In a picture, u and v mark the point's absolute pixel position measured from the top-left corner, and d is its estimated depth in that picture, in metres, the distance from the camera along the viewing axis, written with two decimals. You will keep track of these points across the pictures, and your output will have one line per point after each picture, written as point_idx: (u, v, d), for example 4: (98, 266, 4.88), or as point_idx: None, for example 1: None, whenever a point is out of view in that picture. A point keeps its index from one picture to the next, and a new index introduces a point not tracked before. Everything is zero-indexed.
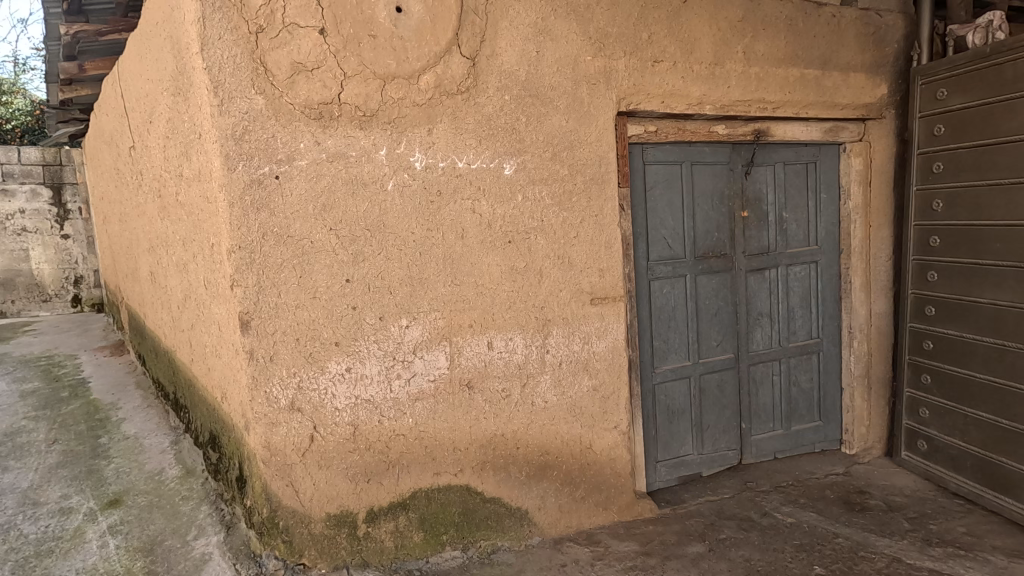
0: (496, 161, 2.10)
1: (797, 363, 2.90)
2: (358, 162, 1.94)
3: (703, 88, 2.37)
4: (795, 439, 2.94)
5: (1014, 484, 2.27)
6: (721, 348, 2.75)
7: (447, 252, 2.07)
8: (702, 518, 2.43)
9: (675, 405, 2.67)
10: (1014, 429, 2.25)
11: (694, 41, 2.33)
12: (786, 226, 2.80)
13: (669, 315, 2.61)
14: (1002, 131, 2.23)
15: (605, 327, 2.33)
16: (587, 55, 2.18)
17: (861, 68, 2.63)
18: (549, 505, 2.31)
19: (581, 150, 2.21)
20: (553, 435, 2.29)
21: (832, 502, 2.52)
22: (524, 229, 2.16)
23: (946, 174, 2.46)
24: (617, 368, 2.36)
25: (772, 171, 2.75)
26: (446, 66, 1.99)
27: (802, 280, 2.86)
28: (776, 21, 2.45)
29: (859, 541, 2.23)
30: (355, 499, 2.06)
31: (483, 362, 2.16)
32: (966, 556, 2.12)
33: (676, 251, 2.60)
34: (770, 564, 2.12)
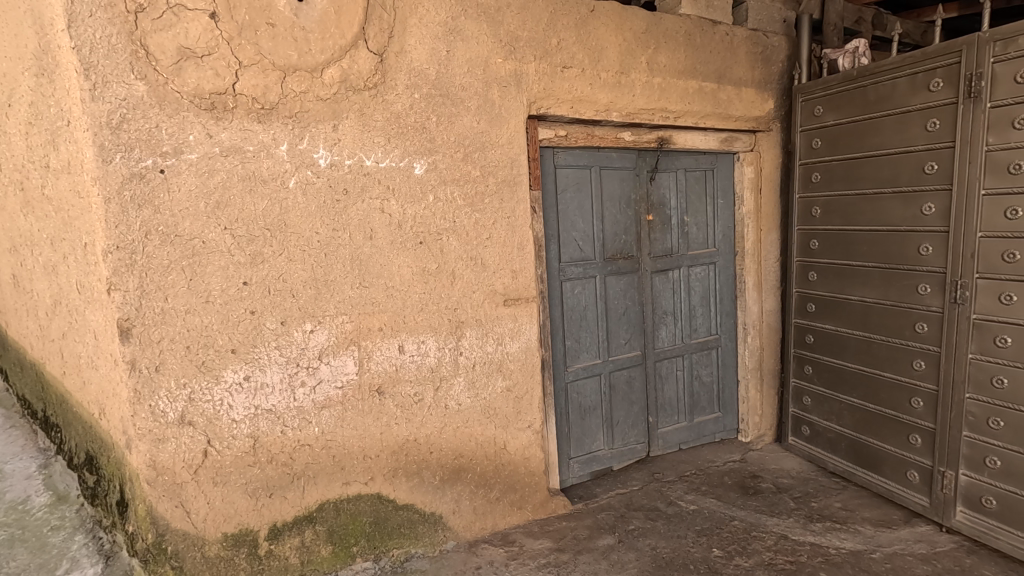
0: (406, 160, 2.05)
1: (698, 358, 3.08)
2: (256, 157, 1.83)
3: (610, 95, 2.45)
4: (697, 430, 3.12)
5: (880, 461, 2.54)
6: (629, 346, 2.86)
7: (354, 254, 2.00)
8: (613, 511, 2.51)
9: (587, 402, 2.74)
10: (880, 412, 2.52)
11: (602, 50, 2.41)
12: (687, 229, 2.97)
13: (580, 315, 2.69)
14: (867, 145, 2.48)
15: (519, 328, 2.35)
16: (497, 57, 2.18)
17: (752, 84, 2.83)
18: (464, 508, 2.29)
19: (493, 152, 2.22)
20: (467, 438, 2.27)
21: (729, 487, 2.70)
22: (436, 230, 2.13)
23: (823, 183, 2.71)
24: (530, 368, 2.39)
25: (674, 177, 2.91)
26: (352, 61, 1.92)
27: (702, 281, 3.05)
28: (676, 35, 2.59)
29: (752, 523, 2.40)
30: (256, 515, 1.94)
31: (394, 366, 2.11)
32: (841, 528, 2.34)
33: (586, 253, 2.67)
34: (674, 550, 2.23)
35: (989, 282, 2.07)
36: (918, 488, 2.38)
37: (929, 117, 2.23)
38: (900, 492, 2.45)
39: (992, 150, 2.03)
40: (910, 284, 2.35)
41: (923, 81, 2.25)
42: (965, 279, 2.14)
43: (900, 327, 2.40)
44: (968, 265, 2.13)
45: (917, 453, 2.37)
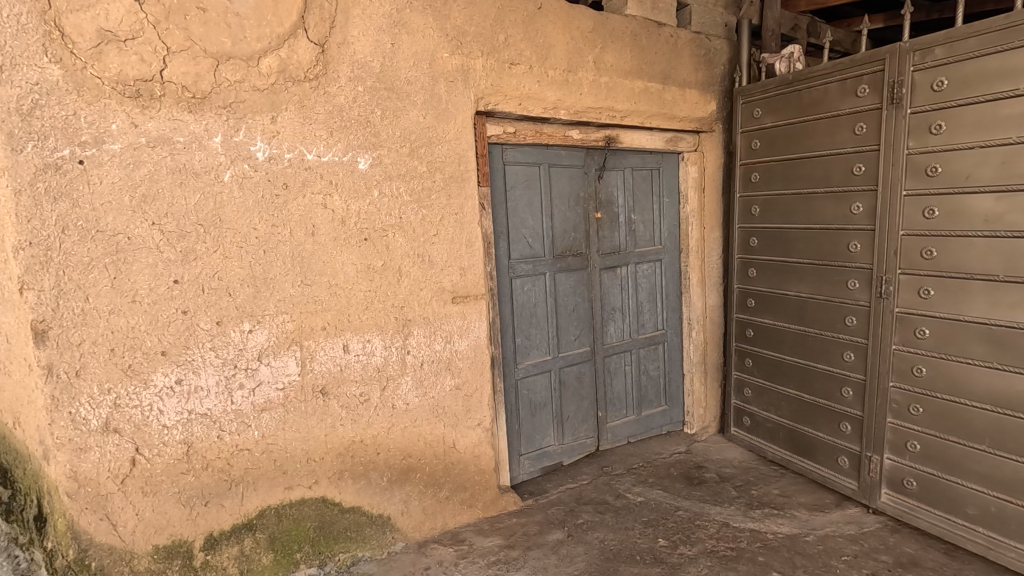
0: (350, 155, 2.00)
1: (646, 353, 3.15)
2: (187, 149, 1.73)
3: (558, 93, 2.46)
4: (645, 423, 3.20)
5: (814, 449, 2.67)
6: (579, 342, 2.89)
7: (295, 251, 1.93)
8: (563, 506, 2.54)
9: (537, 398, 2.76)
10: (814, 402, 2.64)
11: (549, 48, 2.42)
12: (634, 226, 3.03)
13: (530, 312, 2.70)
14: (802, 147, 2.59)
15: (467, 326, 2.33)
16: (444, 51, 2.15)
17: (695, 85, 2.91)
18: (413, 508, 2.26)
19: (440, 147, 2.19)
20: (415, 437, 2.24)
21: (675, 478, 2.78)
22: (381, 226, 2.09)
23: (762, 183, 2.82)
24: (479, 366, 2.37)
25: (622, 175, 2.96)
26: (291, 50, 1.85)
27: (649, 277, 3.11)
28: (622, 35, 2.62)
29: (696, 512, 2.47)
30: (190, 525, 1.85)
31: (339, 366, 2.05)
32: (779, 514, 2.44)
33: (536, 251, 2.68)
34: (621, 542, 2.27)
35: (910, 278, 2.21)
36: (847, 473, 2.51)
37: (857, 121, 2.34)
38: (832, 477, 2.58)
39: (912, 153, 2.16)
40: (841, 279, 2.47)
41: (851, 87, 2.36)
42: (889, 275, 2.27)
43: (832, 320, 2.52)
44: (891, 261, 2.26)
45: (847, 440, 2.50)
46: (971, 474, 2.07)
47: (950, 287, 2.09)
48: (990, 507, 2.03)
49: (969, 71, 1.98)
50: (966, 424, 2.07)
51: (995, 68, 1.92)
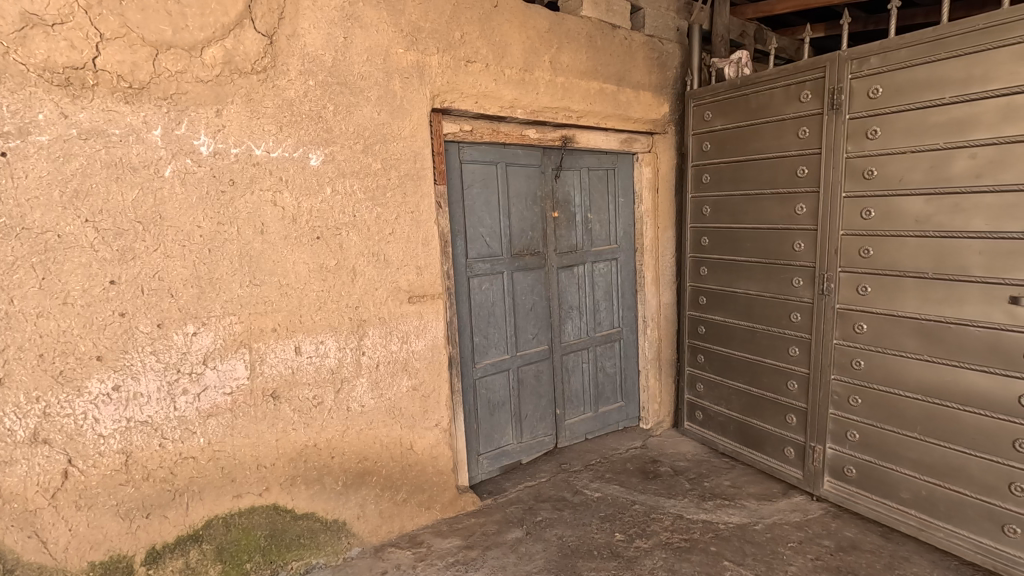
0: (301, 151, 1.94)
1: (602, 350, 3.19)
2: (123, 142, 1.64)
3: (515, 92, 2.46)
4: (602, 420, 3.24)
5: (762, 440, 2.77)
6: (536, 340, 2.90)
7: (243, 250, 1.86)
8: (521, 504, 2.55)
9: (495, 397, 2.75)
10: (762, 395, 2.74)
11: (506, 46, 2.41)
12: (591, 226, 3.07)
13: (488, 312, 2.69)
14: (749, 150, 2.69)
15: (424, 325, 2.30)
16: (398, 47, 2.12)
17: (649, 87, 2.97)
18: (369, 512, 2.22)
19: (394, 144, 2.15)
20: (371, 440, 2.20)
21: (631, 473, 2.83)
22: (334, 224, 2.04)
23: (713, 184, 2.91)
24: (436, 366, 2.35)
25: (578, 175, 2.99)
26: (237, 41, 1.78)
27: (605, 276, 3.16)
28: (578, 36, 2.65)
29: (652, 505, 2.52)
30: (129, 539, 1.76)
31: (290, 368, 1.99)
32: (729, 504, 2.52)
33: (493, 250, 2.68)
34: (579, 538, 2.30)
35: (849, 275, 2.32)
36: (793, 462, 2.62)
37: (800, 125, 2.44)
38: (778, 467, 2.69)
39: (851, 157, 2.27)
40: (787, 277, 2.57)
41: (795, 92, 2.46)
42: (830, 273, 2.38)
43: (778, 317, 2.63)
44: (832, 260, 2.37)
45: (792, 431, 2.60)
46: (905, 460, 2.19)
47: (885, 285, 2.20)
48: (922, 491, 2.16)
49: (901, 80, 2.09)
50: (900, 414, 2.20)
51: (924, 78, 2.04)
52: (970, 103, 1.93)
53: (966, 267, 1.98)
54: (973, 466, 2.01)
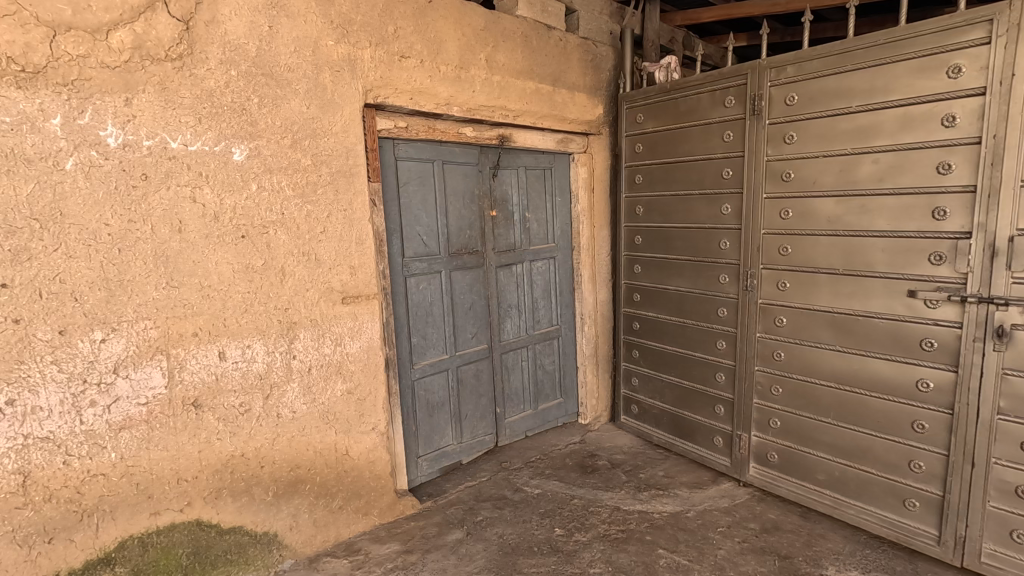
0: (223, 144, 1.83)
1: (541, 348, 3.22)
2: (15, 131, 1.49)
3: (450, 89, 2.44)
4: (542, 417, 3.28)
5: (693, 431, 2.89)
6: (476, 340, 2.89)
7: (159, 250, 1.74)
8: (462, 505, 2.53)
9: (434, 399, 2.72)
10: (693, 388, 2.86)
11: (441, 43, 2.38)
12: (529, 225, 3.09)
13: (425, 312, 2.65)
14: (679, 152, 2.79)
15: (359, 327, 2.23)
16: (328, 39, 2.04)
17: (583, 89, 3.02)
18: (303, 522, 2.13)
19: (325, 140, 2.07)
20: (304, 447, 2.11)
21: (570, 468, 2.88)
22: (260, 223, 1.94)
23: (645, 184, 3.00)
24: (372, 369, 2.29)
25: (516, 174, 3.00)
26: (148, 25, 1.66)
27: (544, 274, 3.19)
28: (513, 36, 2.66)
29: (590, 499, 2.58)
30: (29, 568, 1.60)
31: (213, 375, 1.88)
32: (664, 494, 2.61)
33: (431, 249, 2.64)
34: (520, 535, 2.31)
35: (770, 272, 2.46)
36: (721, 451, 2.75)
37: (725, 129, 2.56)
38: (708, 456, 2.81)
39: (770, 160, 2.40)
40: (714, 274, 2.69)
41: (720, 98, 2.58)
42: (753, 270, 2.51)
43: (706, 312, 2.75)
44: (755, 257, 2.50)
45: (721, 421, 2.73)
46: (821, 444, 2.35)
47: (802, 280, 2.35)
48: (835, 472, 2.32)
49: (814, 88, 2.24)
50: (816, 401, 2.35)
51: (834, 87, 2.18)
52: (873, 112, 2.08)
53: (871, 264, 2.14)
54: (879, 447, 2.18)
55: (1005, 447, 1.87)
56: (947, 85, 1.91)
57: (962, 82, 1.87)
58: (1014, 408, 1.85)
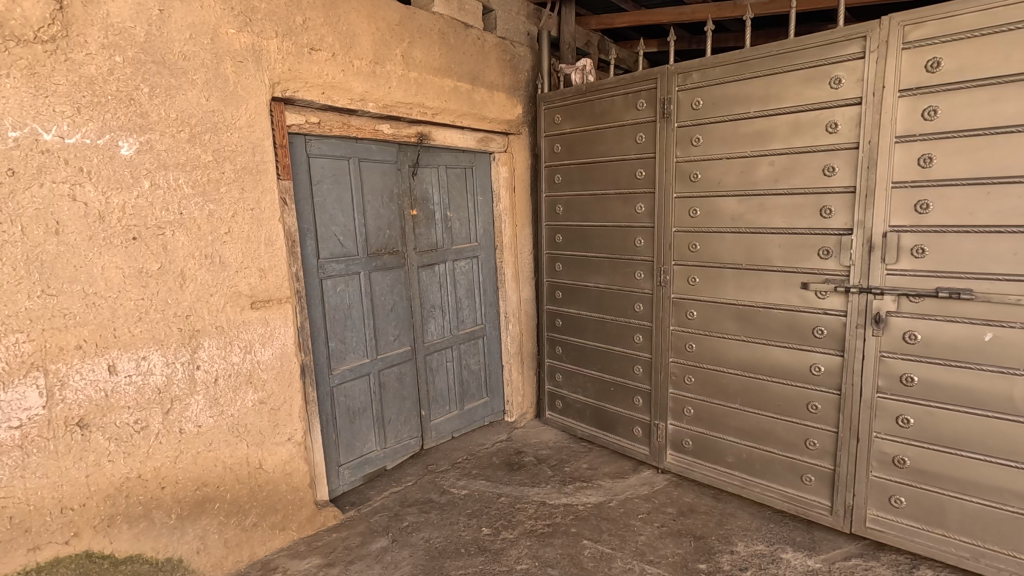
0: (108, 137, 1.67)
1: (466, 348, 3.21)
2: None
3: (365, 84, 2.36)
4: (468, 417, 3.26)
5: (614, 422, 2.99)
6: (398, 342, 2.83)
7: (31, 254, 1.56)
8: (387, 512, 2.47)
9: (355, 404, 2.63)
10: (613, 381, 2.95)
11: (354, 36, 2.30)
12: (450, 224, 3.06)
13: (344, 314, 2.56)
14: (595, 152, 2.87)
15: (271, 332, 2.11)
16: (229, 27, 1.91)
17: (502, 89, 3.03)
18: (212, 544, 1.99)
19: (228, 134, 1.94)
20: (212, 463, 1.97)
21: (497, 466, 2.89)
22: (155, 223, 1.78)
23: (564, 184, 3.06)
24: (287, 376, 2.17)
25: (436, 173, 2.96)
26: (12, 2, 1.48)
27: (467, 274, 3.17)
28: (430, 32, 2.62)
29: (517, 496, 2.59)
30: None
31: (103, 391, 1.71)
32: (588, 485, 2.68)
33: (348, 249, 2.55)
34: (446, 538, 2.28)
35: (681, 268, 2.58)
36: (640, 440, 2.86)
37: (638, 131, 2.67)
38: (628, 446, 2.92)
39: (679, 161, 2.53)
40: (630, 271, 2.79)
41: (632, 101, 2.68)
42: (666, 267, 2.63)
43: (624, 307, 2.85)
44: (667, 254, 2.62)
45: (639, 412, 2.84)
46: (729, 429, 2.51)
47: (710, 275, 2.49)
48: (742, 454, 2.48)
49: (717, 94, 2.38)
50: (724, 388, 2.50)
51: (734, 93, 2.33)
52: (768, 117, 2.24)
53: (770, 259, 2.30)
54: (780, 428, 2.35)
55: (884, 422, 2.08)
56: (830, 95, 2.09)
57: (842, 92, 2.06)
58: (890, 387, 2.06)
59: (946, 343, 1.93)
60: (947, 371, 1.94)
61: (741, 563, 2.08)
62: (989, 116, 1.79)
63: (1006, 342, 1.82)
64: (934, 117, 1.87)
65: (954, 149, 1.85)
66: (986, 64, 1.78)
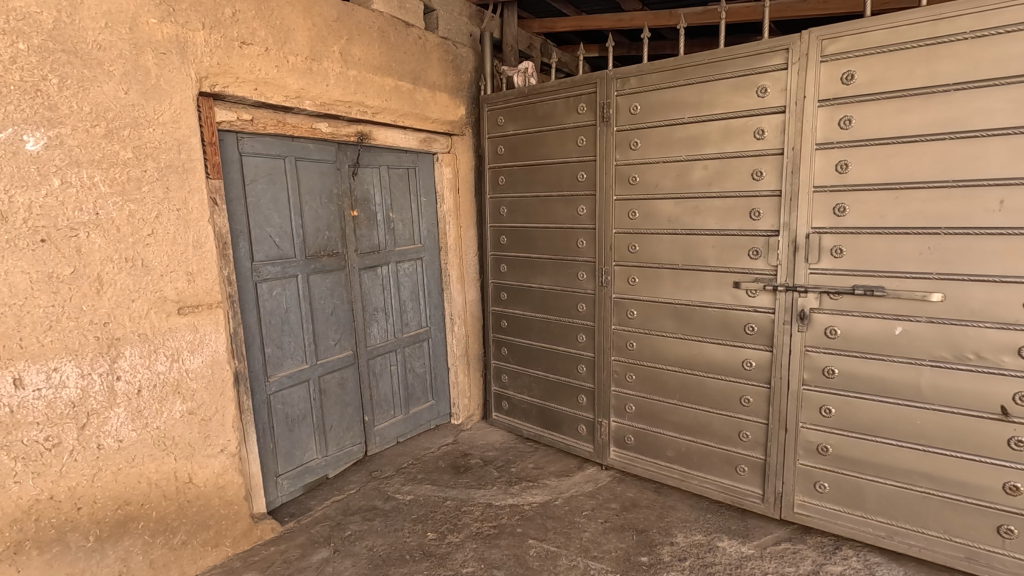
0: (10, 131, 1.54)
1: (411, 351, 3.16)
2: None
3: (300, 81, 2.29)
4: (413, 421, 3.21)
5: (559, 422, 3.02)
6: (339, 346, 2.75)
7: None
8: (328, 522, 2.40)
9: (294, 412, 2.54)
10: (558, 380, 2.99)
11: (288, 31, 2.23)
12: (393, 225, 3.01)
13: (281, 319, 2.47)
14: (538, 154, 2.90)
15: (201, 339, 2.01)
16: (150, 16, 1.80)
17: (444, 89, 3.01)
18: (136, 565, 1.87)
19: (150, 130, 1.83)
20: (136, 479, 1.85)
21: (443, 470, 2.86)
22: (66, 224, 1.66)
23: (508, 186, 3.07)
24: (218, 385, 2.07)
25: (377, 173, 2.91)
26: None
27: (411, 276, 3.12)
28: (369, 30, 2.57)
29: (463, 499, 2.58)
30: None
31: (6, 406, 1.57)
32: (534, 485, 2.70)
33: (285, 251, 2.46)
34: (391, 546, 2.23)
35: (622, 268, 2.64)
36: (585, 438, 2.91)
37: (579, 134, 2.71)
38: (573, 444, 2.96)
39: (619, 165, 2.59)
40: (573, 272, 2.84)
41: (573, 104, 2.72)
42: (607, 267, 2.69)
43: (567, 308, 2.89)
44: (608, 255, 2.68)
45: (583, 410, 2.89)
46: (669, 424, 2.59)
47: (648, 275, 2.56)
48: (681, 448, 2.56)
49: (653, 100, 2.45)
50: (663, 385, 2.58)
51: (670, 99, 2.41)
52: (701, 123, 2.33)
53: (704, 259, 2.39)
54: (715, 421, 2.45)
55: (809, 413, 2.20)
56: (757, 103, 2.19)
57: (768, 100, 2.17)
58: (814, 379, 2.18)
59: (862, 337, 2.07)
60: (863, 364, 2.08)
61: (681, 554, 2.15)
62: (897, 126, 1.93)
63: (914, 336, 1.97)
64: (849, 126, 2.01)
65: (867, 156, 1.99)
66: (894, 78, 1.92)
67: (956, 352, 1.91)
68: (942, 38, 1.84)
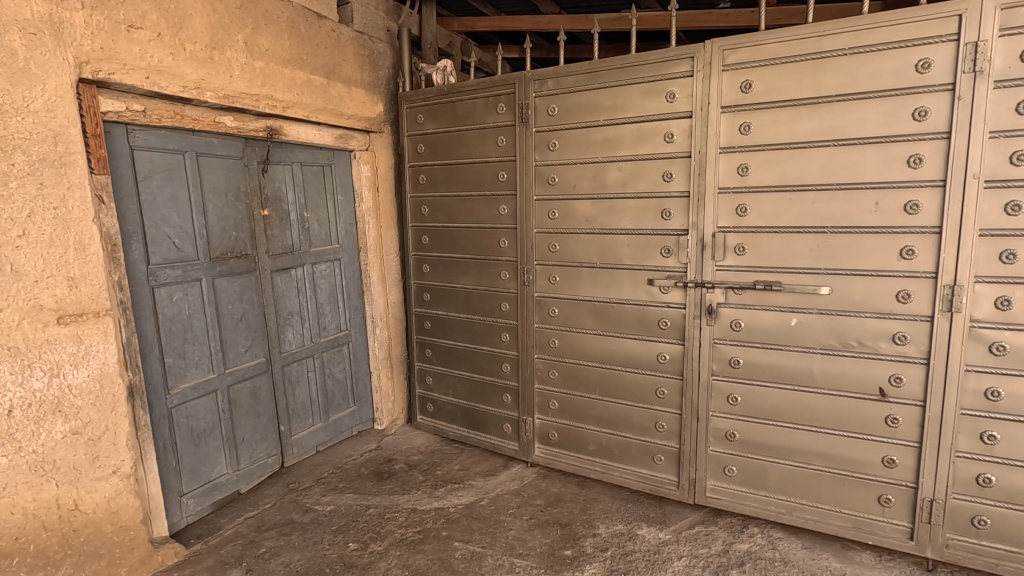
0: None
1: (330, 356, 3.04)
2: None
3: (200, 71, 2.13)
4: (333, 429, 3.09)
5: (484, 422, 3.02)
6: (249, 354, 2.59)
7: None
8: (240, 540, 2.26)
9: (200, 426, 2.37)
10: (483, 380, 2.98)
11: (184, 17, 2.07)
12: (308, 225, 2.88)
13: (183, 327, 2.29)
14: (458, 153, 2.87)
15: (86, 351, 1.82)
16: None
17: (360, 85, 2.92)
18: None
19: (18, 119, 1.63)
20: (8, 510, 1.65)
21: (366, 477, 2.78)
22: None
23: (429, 185, 3.03)
24: (109, 400, 1.89)
25: (289, 170, 2.77)
26: None
27: (328, 278, 3.00)
28: (277, 20, 2.44)
29: (386, 505, 2.51)
30: None
31: None
32: (460, 487, 2.68)
33: (186, 253, 2.29)
34: (309, 560, 2.14)
35: (544, 267, 2.68)
36: (510, 437, 2.93)
37: (499, 134, 2.72)
38: (499, 443, 2.97)
39: (538, 165, 2.62)
40: (495, 272, 2.84)
41: (493, 104, 2.72)
42: (529, 267, 2.71)
43: (490, 307, 2.89)
44: (529, 255, 2.70)
45: (508, 409, 2.91)
46: (591, 418, 2.65)
47: (569, 274, 2.62)
48: (603, 441, 2.64)
49: (570, 102, 2.50)
50: (585, 380, 2.65)
51: (586, 102, 2.47)
52: (615, 126, 2.41)
53: (620, 258, 2.47)
54: (633, 414, 2.54)
55: (718, 402, 2.34)
56: (666, 108, 2.29)
57: (676, 105, 2.27)
58: (722, 370, 2.31)
59: (763, 329, 2.22)
60: (764, 354, 2.23)
61: (602, 545, 2.21)
62: (789, 133, 2.08)
63: (807, 326, 2.14)
64: (748, 132, 2.15)
65: (764, 160, 2.13)
66: (785, 88, 2.07)
67: (842, 340, 2.09)
68: (825, 53, 2.00)
